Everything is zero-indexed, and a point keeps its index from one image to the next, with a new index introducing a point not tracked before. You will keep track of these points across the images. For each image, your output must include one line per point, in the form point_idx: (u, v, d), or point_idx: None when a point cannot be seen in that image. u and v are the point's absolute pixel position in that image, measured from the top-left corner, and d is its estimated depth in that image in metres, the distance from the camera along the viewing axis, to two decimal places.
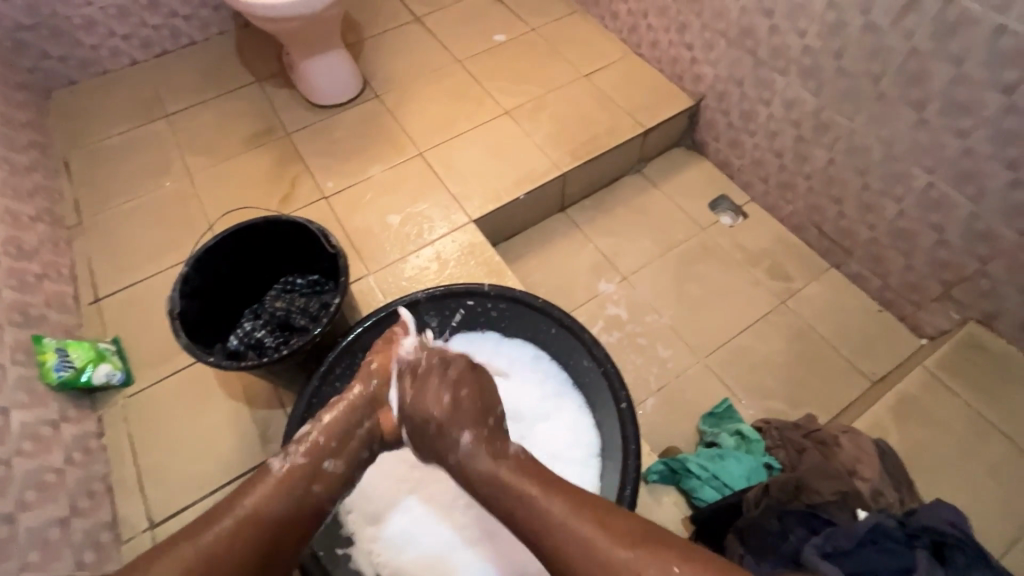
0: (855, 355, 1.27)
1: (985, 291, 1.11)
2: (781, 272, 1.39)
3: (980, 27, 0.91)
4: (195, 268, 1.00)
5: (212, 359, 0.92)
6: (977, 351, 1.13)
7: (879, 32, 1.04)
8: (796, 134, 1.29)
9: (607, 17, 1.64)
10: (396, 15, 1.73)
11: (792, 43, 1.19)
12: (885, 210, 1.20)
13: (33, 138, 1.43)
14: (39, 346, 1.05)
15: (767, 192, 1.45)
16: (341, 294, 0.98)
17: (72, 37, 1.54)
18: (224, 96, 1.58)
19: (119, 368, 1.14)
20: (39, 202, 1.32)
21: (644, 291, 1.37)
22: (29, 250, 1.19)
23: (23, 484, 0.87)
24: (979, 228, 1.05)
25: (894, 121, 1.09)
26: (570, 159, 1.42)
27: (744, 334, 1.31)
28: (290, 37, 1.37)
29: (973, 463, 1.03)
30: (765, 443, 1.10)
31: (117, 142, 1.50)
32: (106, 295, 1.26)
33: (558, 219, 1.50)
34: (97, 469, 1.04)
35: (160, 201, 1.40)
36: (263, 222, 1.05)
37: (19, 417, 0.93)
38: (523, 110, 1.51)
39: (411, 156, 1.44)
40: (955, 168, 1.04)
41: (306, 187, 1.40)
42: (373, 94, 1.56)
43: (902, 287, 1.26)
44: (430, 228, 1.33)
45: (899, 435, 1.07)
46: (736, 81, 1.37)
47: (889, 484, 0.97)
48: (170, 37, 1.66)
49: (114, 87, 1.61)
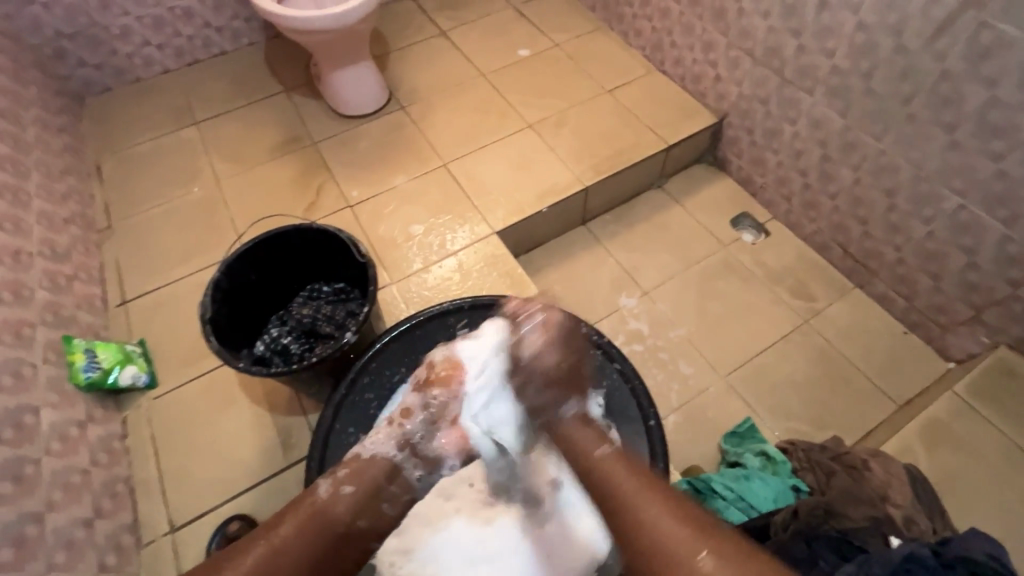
0: (881, 378, 1.26)
1: (1017, 315, 1.09)
2: (804, 291, 1.38)
3: (1015, 51, 0.91)
4: (226, 274, 1.01)
5: (241, 365, 0.94)
6: (1008, 375, 1.11)
7: (909, 54, 1.04)
8: (822, 153, 1.29)
9: (631, 34, 1.66)
10: (422, 28, 1.77)
11: (820, 63, 1.20)
12: (914, 231, 1.19)
13: (67, 143, 1.46)
14: (69, 346, 1.07)
15: (790, 210, 1.45)
16: (369, 303, 0.99)
17: (109, 46, 1.59)
18: (252, 105, 1.61)
19: (144, 370, 1.15)
20: (72, 205, 1.35)
21: (665, 307, 1.37)
22: (62, 251, 1.22)
23: (50, 484, 0.88)
24: (1011, 252, 1.04)
25: (924, 143, 1.09)
26: (593, 173, 1.43)
27: (767, 353, 1.30)
28: (320, 48, 1.39)
29: (1006, 490, 1.01)
30: (791, 465, 1.08)
31: (147, 147, 1.53)
32: (132, 297, 1.28)
33: (579, 232, 1.50)
34: (121, 471, 1.05)
35: (188, 206, 1.42)
36: (293, 230, 1.06)
37: (48, 416, 0.95)
38: (546, 124, 1.53)
39: (435, 168, 1.46)
40: (988, 191, 1.03)
41: (331, 196, 1.42)
42: (398, 106, 1.59)
43: (929, 309, 1.24)
44: (452, 239, 1.34)
45: (929, 461, 1.05)
46: (761, 99, 1.37)
47: (922, 511, 0.95)
48: (202, 47, 1.70)
49: (147, 94, 1.65)
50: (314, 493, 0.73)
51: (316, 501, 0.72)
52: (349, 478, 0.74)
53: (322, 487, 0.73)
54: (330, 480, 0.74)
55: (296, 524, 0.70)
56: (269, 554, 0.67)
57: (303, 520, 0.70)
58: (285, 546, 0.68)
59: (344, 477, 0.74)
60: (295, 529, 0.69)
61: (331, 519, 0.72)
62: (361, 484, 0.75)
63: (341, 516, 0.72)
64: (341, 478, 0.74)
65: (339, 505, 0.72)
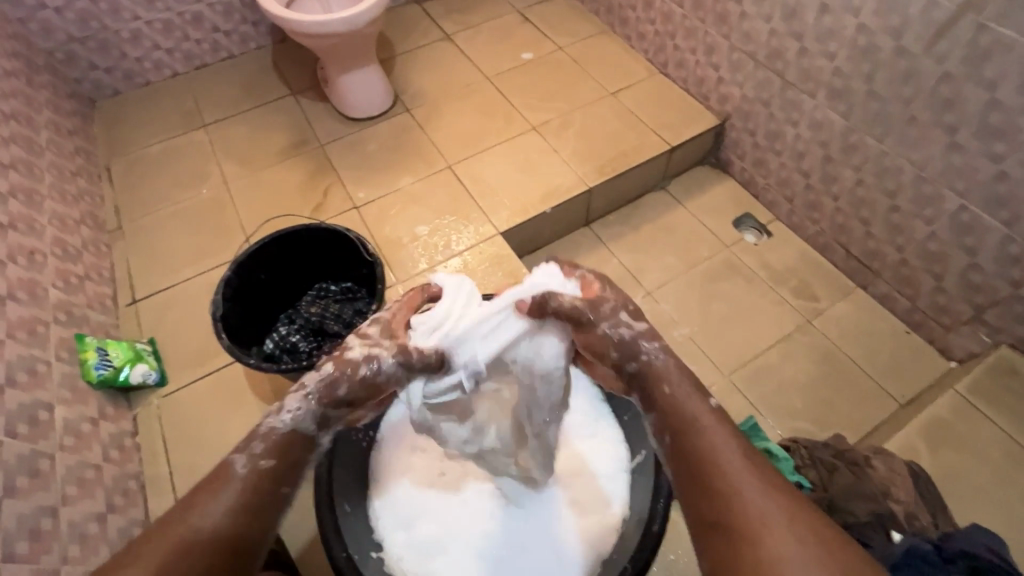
0: (883, 377, 1.26)
1: (1018, 315, 1.10)
2: (807, 291, 1.39)
3: (1014, 53, 0.92)
4: (237, 273, 1.03)
5: (251, 362, 0.95)
6: (1009, 374, 1.12)
7: (910, 56, 1.05)
8: (824, 155, 1.30)
9: (634, 37, 1.68)
10: (427, 32, 1.79)
11: (822, 66, 1.21)
12: (916, 232, 1.20)
13: (78, 145, 1.49)
14: (81, 345, 1.08)
15: (792, 211, 1.46)
16: (377, 301, 1.01)
17: (119, 50, 1.61)
18: (260, 108, 1.63)
19: (154, 369, 1.17)
20: (84, 206, 1.37)
21: (668, 307, 1.38)
22: (74, 251, 1.24)
23: (65, 479, 0.90)
24: (1012, 251, 1.05)
25: (925, 144, 1.10)
26: (597, 174, 1.45)
27: (770, 353, 1.31)
28: (328, 52, 1.41)
29: (1008, 487, 1.02)
30: (794, 462, 1.08)
31: (157, 149, 1.55)
32: (143, 297, 1.30)
33: (582, 233, 1.51)
34: (132, 467, 1.07)
35: (198, 207, 1.44)
36: (302, 230, 1.08)
37: (62, 413, 0.96)
38: (550, 126, 1.54)
39: (440, 169, 1.48)
40: (988, 192, 1.04)
41: (338, 197, 1.44)
42: (403, 108, 1.61)
43: (931, 309, 1.25)
44: (457, 240, 1.36)
45: (932, 459, 1.06)
46: (763, 101, 1.39)
47: (923, 508, 0.96)
48: (210, 51, 1.73)
49: (156, 97, 1.67)
50: (230, 468, 0.66)
51: (232, 477, 0.65)
52: (266, 451, 0.67)
53: (236, 465, 0.66)
54: (247, 456, 0.67)
55: (217, 504, 0.63)
56: (187, 540, 0.60)
57: (230, 500, 0.63)
58: (203, 528, 0.61)
59: (262, 451, 0.67)
60: (221, 512, 0.62)
61: (253, 492, 0.65)
62: (281, 458, 0.68)
63: (268, 486, 0.66)
64: (258, 453, 0.67)
65: (258, 480, 0.65)
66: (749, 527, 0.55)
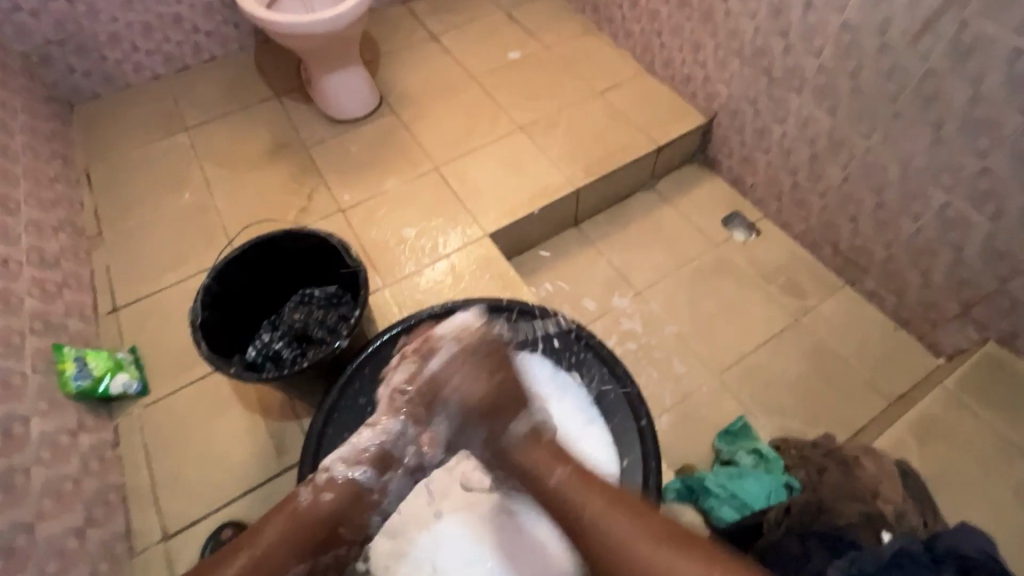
0: (873, 374, 1.26)
1: (1004, 310, 1.10)
2: (796, 289, 1.38)
3: (997, 49, 0.92)
4: (216, 279, 1.01)
5: (232, 370, 0.93)
6: (996, 370, 1.12)
7: (894, 53, 1.05)
8: (811, 152, 1.30)
9: (620, 35, 1.67)
10: (412, 32, 1.77)
11: (807, 63, 1.21)
12: (902, 229, 1.20)
13: (56, 150, 1.46)
14: (59, 355, 1.06)
15: (781, 209, 1.45)
16: (361, 307, 0.99)
17: (97, 53, 1.58)
18: (243, 110, 1.61)
19: (136, 378, 1.14)
20: (62, 213, 1.34)
21: (658, 307, 1.37)
22: (51, 259, 1.21)
23: (41, 494, 0.87)
24: (998, 247, 1.05)
25: (911, 140, 1.10)
26: (584, 174, 1.44)
27: (759, 352, 1.31)
28: (310, 52, 1.39)
29: (996, 484, 1.02)
30: (784, 462, 1.09)
31: (137, 153, 1.52)
32: (123, 304, 1.27)
33: (571, 233, 1.50)
34: (113, 479, 1.05)
35: (180, 211, 1.42)
36: (283, 235, 1.06)
37: (39, 425, 0.94)
38: (537, 126, 1.53)
39: (426, 171, 1.46)
40: (973, 187, 1.04)
41: (323, 200, 1.42)
42: (389, 109, 1.59)
43: (919, 305, 1.25)
44: (444, 242, 1.34)
45: (921, 456, 1.06)
46: (750, 99, 1.38)
47: (912, 507, 0.95)
48: (191, 53, 1.70)
49: (136, 100, 1.64)
50: (294, 500, 0.77)
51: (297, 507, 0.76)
52: (329, 487, 0.78)
53: (301, 494, 0.77)
54: (311, 488, 0.78)
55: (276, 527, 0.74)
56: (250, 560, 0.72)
57: (283, 526, 0.75)
58: (265, 552, 0.72)
59: (323, 485, 0.78)
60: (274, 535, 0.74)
61: (308, 522, 0.76)
62: (339, 493, 0.78)
63: (322, 519, 0.76)
64: (320, 485, 0.78)
65: (316, 512, 0.76)
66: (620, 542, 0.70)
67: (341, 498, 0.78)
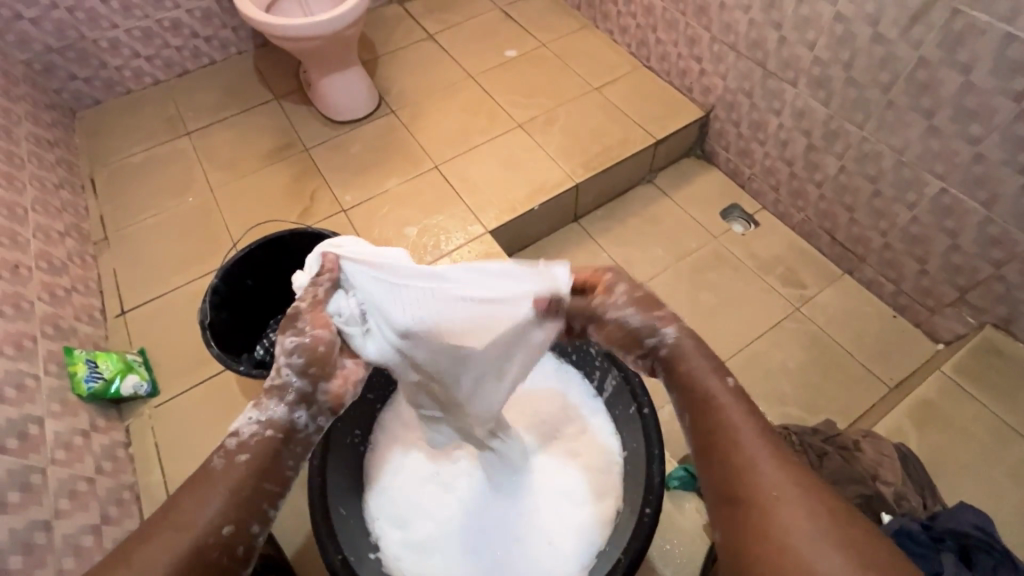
0: (871, 361, 1.28)
1: (1000, 295, 1.12)
2: (795, 279, 1.40)
3: (987, 36, 0.93)
4: (223, 279, 1.03)
5: (242, 368, 0.95)
6: (994, 354, 1.13)
7: (887, 43, 1.06)
8: (807, 143, 1.31)
9: (616, 31, 1.68)
10: (410, 32, 1.78)
11: (801, 54, 1.22)
12: (899, 217, 1.21)
13: (60, 157, 1.47)
14: (70, 357, 1.08)
15: (778, 199, 1.47)
16: None
17: (98, 59, 1.60)
18: (244, 113, 1.62)
19: (145, 379, 1.16)
20: (68, 218, 1.36)
21: (659, 299, 1.39)
22: (60, 264, 1.23)
23: (57, 493, 0.89)
24: (992, 232, 1.07)
25: (905, 129, 1.11)
26: (583, 169, 1.45)
27: (760, 341, 1.32)
28: (310, 54, 1.41)
29: (996, 467, 1.04)
30: (785, 448, 1.06)
31: (141, 158, 1.54)
32: (131, 307, 1.29)
33: (571, 228, 1.52)
34: (126, 479, 1.06)
35: (184, 214, 1.43)
36: (288, 235, 1.07)
37: (52, 426, 0.96)
38: (535, 123, 1.54)
39: (427, 169, 1.47)
40: (967, 174, 1.06)
41: (325, 200, 1.43)
42: (388, 109, 1.60)
43: (916, 292, 1.26)
44: (447, 239, 1.36)
45: (920, 440, 1.07)
46: (745, 92, 1.39)
47: (912, 488, 0.98)
48: (191, 57, 1.71)
49: (138, 105, 1.66)
50: (206, 468, 0.62)
51: None
52: (243, 448, 0.62)
53: (213, 461, 0.62)
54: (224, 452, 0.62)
55: (195, 502, 0.59)
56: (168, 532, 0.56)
57: None
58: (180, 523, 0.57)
59: (237, 447, 0.62)
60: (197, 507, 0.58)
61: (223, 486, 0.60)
62: (259, 451, 0.63)
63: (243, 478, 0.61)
64: (232, 449, 0.62)
65: (233, 474, 0.61)
66: (764, 499, 0.53)
67: (260, 453, 0.62)
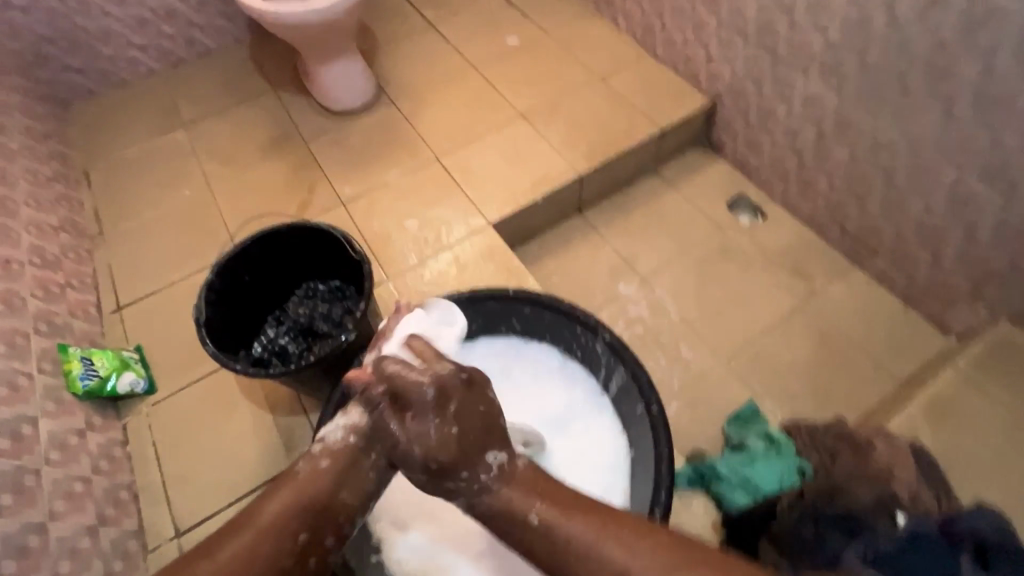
0: (882, 355, 1.25)
1: (1017, 288, 1.08)
2: (804, 272, 1.37)
3: (1010, 19, 0.89)
4: (219, 275, 1.01)
5: (239, 366, 0.93)
6: (1012, 348, 1.10)
7: (903, 27, 1.02)
8: (817, 132, 1.28)
9: (620, 18, 1.64)
10: (409, 20, 1.74)
11: (813, 40, 1.18)
12: (913, 208, 1.18)
13: (53, 149, 1.44)
14: (64, 355, 1.05)
15: (787, 190, 1.43)
16: (365, 300, 0.98)
17: (91, 49, 1.56)
18: (241, 104, 1.59)
19: (142, 377, 1.14)
20: (62, 212, 1.33)
21: (665, 293, 1.36)
22: (53, 259, 1.21)
23: (52, 494, 0.87)
24: (1010, 224, 1.03)
25: (921, 117, 1.08)
26: (587, 160, 1.42)
27: (768, 335, 1.29)
28: (306, 42, 1.37)
29: (1013, 465, 1.01)
30: (796, 446, 1.09)
31: (135, 151, 1.51)
32: (127, 303, 1.27)
33: (575, 221, 1.48)
34: (123, 478, 1.05)
35: (180, 208, 1.41)
36: (285, 229, 1.05)
37: (47, 426, 0.94)
38: (538, 113, 1.51)
39: (427, 161, 1.44)
40: (985, 163, 1.02)
41: (323, 193, 1.40)
42: (387, 100, 1.56)
43: (929, 285, 1.23)
44: (448, 233, 1.33)
45: (934, 437, 1.05)
46: (754, 80, 1.35)
47: (926, 486, 0.94)
48: (186, 47, 1.68)
49: (132, 96, 1.62)
50: (292, 470, 0.70)
51: None
52: (324, 455, 0.71)
53: (299, 465, 0.71)
54: (308, 459, 0.71)
55: (276, 506, 0.67)
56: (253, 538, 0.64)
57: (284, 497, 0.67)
58: (268, 523, 0.66)
59: (319, 453, 0.72)
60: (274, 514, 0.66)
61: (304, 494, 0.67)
62: (339, 459, 0.71)
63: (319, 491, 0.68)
64: (317, 454, 0.71)
65: (314, 480, 0.69)
66: None
67: (339, 463, 0.70)
